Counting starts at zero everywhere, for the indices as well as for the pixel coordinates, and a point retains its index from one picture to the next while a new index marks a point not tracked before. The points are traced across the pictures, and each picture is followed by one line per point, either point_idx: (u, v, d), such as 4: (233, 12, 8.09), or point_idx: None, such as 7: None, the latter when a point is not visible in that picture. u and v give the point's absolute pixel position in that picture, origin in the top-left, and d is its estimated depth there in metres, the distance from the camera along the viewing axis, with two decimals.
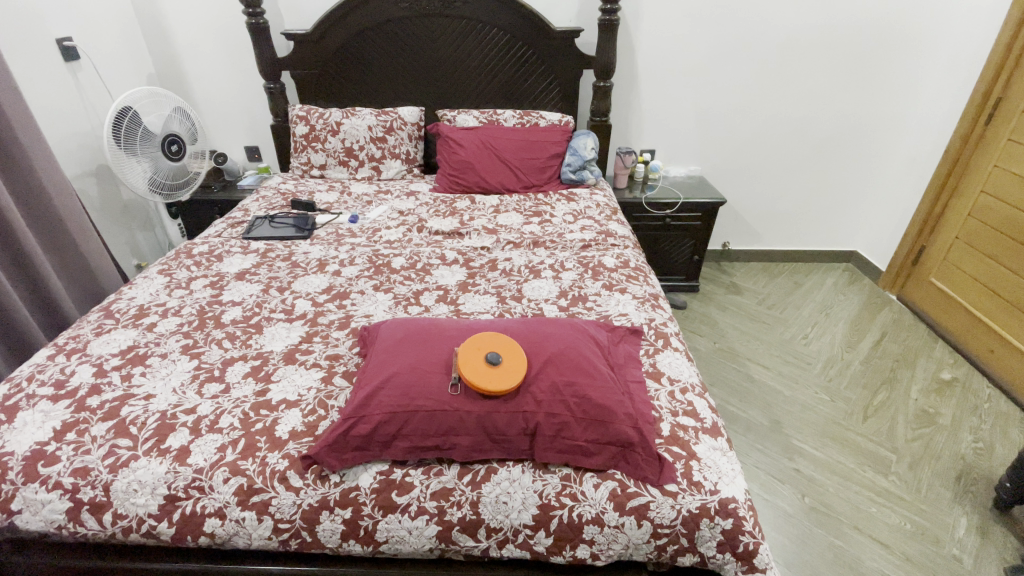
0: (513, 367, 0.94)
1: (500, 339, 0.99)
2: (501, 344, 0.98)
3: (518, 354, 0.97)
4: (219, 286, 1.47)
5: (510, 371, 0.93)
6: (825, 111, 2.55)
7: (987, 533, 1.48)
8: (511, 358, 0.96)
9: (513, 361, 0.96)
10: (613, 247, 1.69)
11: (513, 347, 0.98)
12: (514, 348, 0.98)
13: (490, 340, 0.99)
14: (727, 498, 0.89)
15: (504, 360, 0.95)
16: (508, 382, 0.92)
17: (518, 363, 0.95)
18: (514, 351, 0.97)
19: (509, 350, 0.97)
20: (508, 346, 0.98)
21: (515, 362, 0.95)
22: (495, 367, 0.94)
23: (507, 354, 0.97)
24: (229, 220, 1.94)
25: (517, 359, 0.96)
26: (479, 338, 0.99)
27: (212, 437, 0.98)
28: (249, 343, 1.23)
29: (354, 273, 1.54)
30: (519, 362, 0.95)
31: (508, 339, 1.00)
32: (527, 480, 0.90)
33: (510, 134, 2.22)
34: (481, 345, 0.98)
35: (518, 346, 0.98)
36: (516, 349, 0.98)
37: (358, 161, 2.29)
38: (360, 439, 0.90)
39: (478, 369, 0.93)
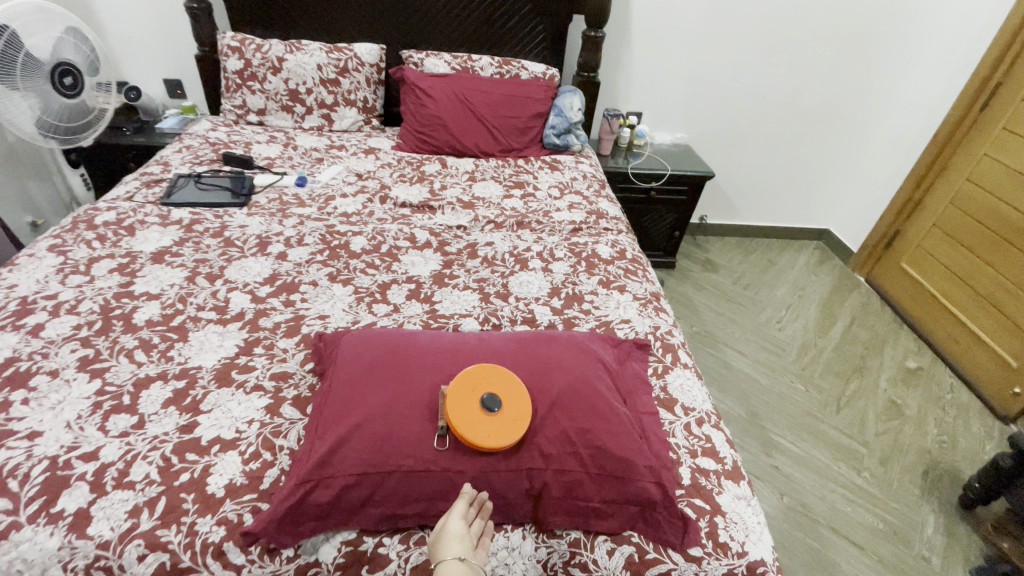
0: (516, 415, 0.76)
1: (498, 373, 0.81)
2: (499, 381, 0.79)
3: (521, 395, 0.79)
4: (131, 271, 1.18)
5: (511, 420, 0.76)
6: (820, 81, 2.40)
7: (953, 532, 1.51)
8: (511, 400, 0.78)
9: (516, 404, 0.77)
10: (606, 232, 1.50)
11: (513, 384, 0.80)
12: (515, 387, 0.79)
13: (486, 375, 0.80)
14: (755, 562, 0.78)
15: (505, 403, 0.77)
16: (510, 435, 0.74)
17: (521, 408, 0.77)
18: (515, 390, 0.79)
19: (510, 390, 0.79)
20: (508, 383, 0.80)
21: (517, 407, 0.77)
22: (493, 414, 0.75)
23: (508, 395, 0.78)
24: (143, 177, 1.58)
25: (519, 402, 0.78)
26: (472, 372, 0.80)
27: (121, 496, 0.76)
28: (169, 355, 0.98)
29: (304, 257, 1.27)
30: (522, 405, 0.78)
31: (508, 374, 0.81)
32: (529, 548, 0.75)
33: (487, 87, 1.92)
34: (475, 383, 0.78)
35: (520, 383, 0.80)
36: (517, 388, 0.79)
37: (305, 107, 1.94)
38: (320, 507, 0.71)
39: (472, 417, 0.75)
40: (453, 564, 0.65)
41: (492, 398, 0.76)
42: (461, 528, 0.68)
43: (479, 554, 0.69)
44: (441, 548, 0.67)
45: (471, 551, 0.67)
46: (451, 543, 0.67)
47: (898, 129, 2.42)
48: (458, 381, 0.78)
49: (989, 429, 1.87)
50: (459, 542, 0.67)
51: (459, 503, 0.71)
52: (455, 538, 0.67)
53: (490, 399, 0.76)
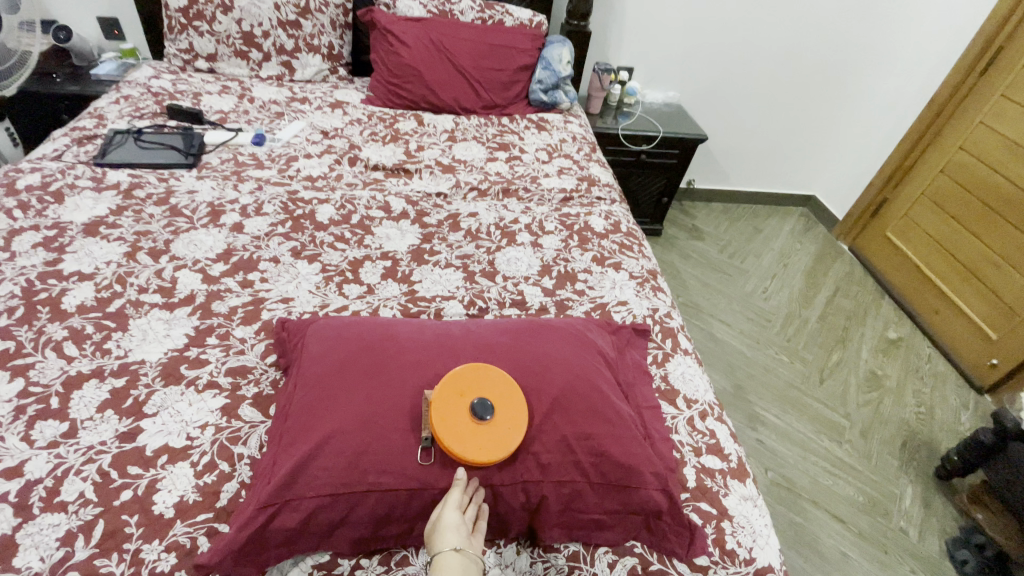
0: (510, 424, 0.67)
1: (491, 373, 0.71)
2: (491, 383, 0.70)
3: (516, 399, 0.69)
4: (60, 246, 1.02)
5: (505, 430, 0.67)
6: (820, 39, 2.27)
7: (929, 504, 1.55)
8: (505, 406, 0.68)
9: (510, 411, 0.68)
10: (598, 201, 1.39)
11: (508, 387, 0.70)
12: (510, 390, 0.70)
13: (476, 377, 0.70)
14: (763, 568, 0.73)
15: (498, 411, 0.68)
16: (503, 447, 0.65)
17: (516, 416, 0.68)
18: (510, 394, 0.69)
19: (504, 394, 0.69)
20: (501, 386, 0.70)
21: (512, 414, 0.68)
22: (485, 425, 0.66)
23: (501, 401, 0.69)
24: (74, 132, 1.38)
25: (514, 409, 0.68)
26: (460, 374, 0.69)
27: (51, 520, 0.65)
28: (106, 348, 0.85)
29: (264, 228, 1.13)
30: (517, 412, 0.68)
31: (501, 376, 0.71)
32: (523, 564, 0.69)
33: (468, 35, 1.73)
34: (464, 386, 0.68)
35: (514, 384, 0.70)
36: (511, 392, 0.70)
37: (261, 53, 1.72)
38: (287, 533, 0.61)
39: (461, 429, 0.65)
40: (450, 557, 0.58)
41: (483, 406, 0.66)
42: (457, 516, 0.61)
43: (477, 544, 0.61)
44: (436, 539, 0.59)
45: (469, 540, 0.60)
46: (447, 533, 0.59)
47: (893, 92, 2.34)
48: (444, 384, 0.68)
49: (964, 399, 1.90)
50: (455, 532, 0.60)
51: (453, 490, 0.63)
52: (451, 528, 0.60)
53: (481, 407, 0.66)
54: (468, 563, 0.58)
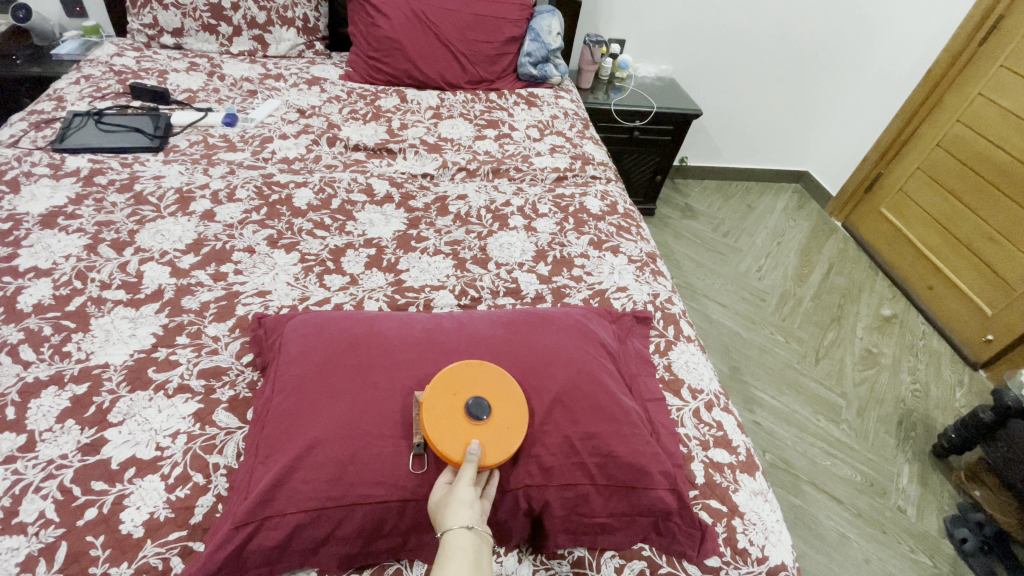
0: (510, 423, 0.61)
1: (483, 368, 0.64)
2: (486, 380, 0.63)
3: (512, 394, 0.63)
4: (12, 240, 0.94)
5: (505, 431, 0.60)
6: (817, 8, 2.19)
7: (927, 481, 1.54)
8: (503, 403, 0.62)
9: (508, 406, 0.62)
10: (593, 181, 1.33)
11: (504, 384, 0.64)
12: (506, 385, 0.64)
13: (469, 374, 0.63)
14: (776, 567, 0.70)
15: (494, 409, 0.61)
16: (505, 450, 0.59)
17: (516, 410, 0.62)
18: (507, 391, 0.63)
19: (500, 391, 0.63)
20: (497, 383, 0.64)
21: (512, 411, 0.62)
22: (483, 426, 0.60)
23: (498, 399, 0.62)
24: (28, 115, 1.27)
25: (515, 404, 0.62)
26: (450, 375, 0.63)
27: (6, 544, 0.59)
28: (67, 351, 0.78)
29: (237, 216, 1.05)
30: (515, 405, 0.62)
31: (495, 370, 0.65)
32: (526, 574, 0.64)
33: (451, 5, 1.63)
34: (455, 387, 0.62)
35: (511, 381, 0.64)
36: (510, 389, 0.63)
37: (231, 27, 1.60)
38: (267, 553, 0.56)
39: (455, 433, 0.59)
40: (463, 531, 0.51)
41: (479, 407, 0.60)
42: (469, 494, 0.54)
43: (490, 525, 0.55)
44: (445, 516, 0.53)
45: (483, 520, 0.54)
46: (459, 510, 0.53)
47: (890, 63, 2.27)
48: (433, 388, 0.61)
49: (959, 375, 1.90)
50: (468, 510, 0.53)
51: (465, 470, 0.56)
52: (464, 504, 0.53)
53: (478, 408, 0.60)
54: (482, 542, 0.51)
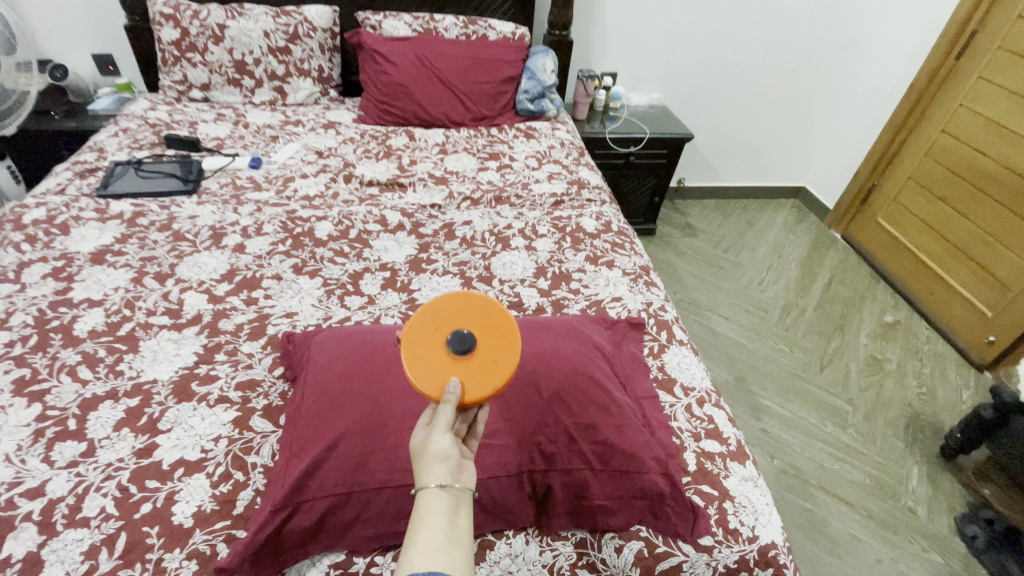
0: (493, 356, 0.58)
1: (470, 300, 0.63)
2: (472, 312, 0.62)
3: (502, 326, 0.61)
4: (68, 276, 1.05)
5: (490, 364, 0.58)
6: (798, 34, 2.32)
7: (936, 482, 1.56)
8: (489, 334, 0.60)
9: (497, 337, 0.60)
10: (589, 203, 1.43)
11: (492, 315, 0.62)
12: (495, 316, 0.62)
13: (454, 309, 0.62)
14: (766, 545, 0.76)
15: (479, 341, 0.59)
16: (488, 381, 0.56)
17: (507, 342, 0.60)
18: (496, 322, 0.61)
19: (488, 323, 0.61)
20: (483, 314, 0.62)
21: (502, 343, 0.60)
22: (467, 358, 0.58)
23: (484, 329, 0.61)
24: (75, 166, 1.42)
25: (504, 335, 0.60)
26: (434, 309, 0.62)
27: (74, 535, 0.68)
28: (119, 370, 0.88)
29: (265, 248, 1.16)
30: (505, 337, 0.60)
31: (482, 302, 0.63)
32: (533, 553, 0.71)
33: (453, 50, 1.78)
34: (437, 323, 0.61)
35: (498, 315, 0.62)
36: (498, 319, 0.62)
37: (254, 80, 1.77)
38: (303, 533, 0.64)
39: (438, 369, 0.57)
40: (434, 491, 0.50)
41: (462, 338, 0.58)
42: (443, 447, 0.52)
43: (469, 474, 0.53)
44: (419, 473, 0.51)
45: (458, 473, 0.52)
46: (432, 468, 0.51)
47: (874, 81, 2.38)
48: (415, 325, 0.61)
49: (966, 378, 1.92)
50: (442, 463, 0.51)
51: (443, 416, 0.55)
52: (437, 458, 0.51)
53: (459, 339, 0.58)
54: (455, 498, 0.50)
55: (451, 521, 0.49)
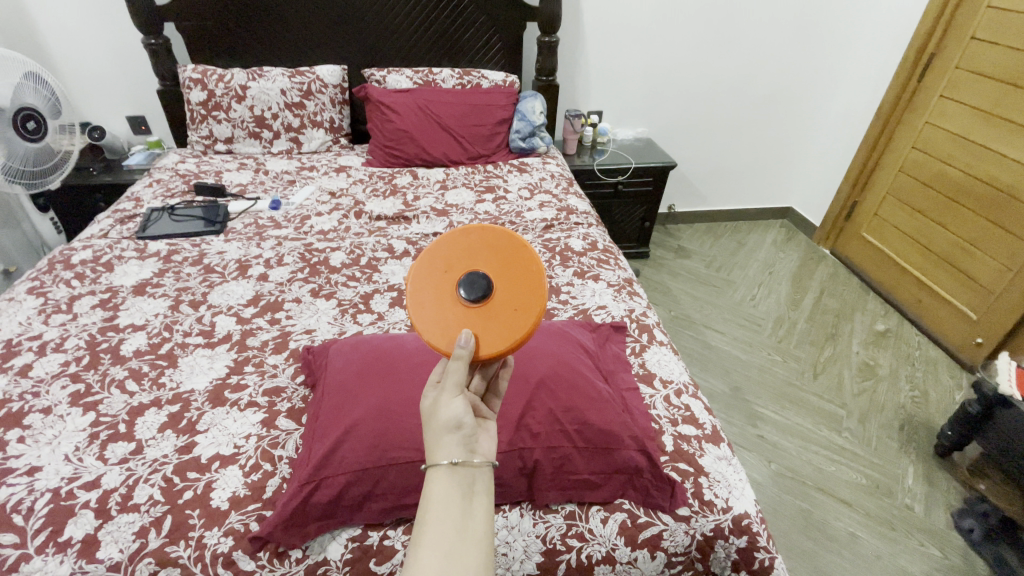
0: (513, 305, 0.64)
1: (491, 242, 0.69)
2: (492, 256, 0.68)
3: (525, 271, 0.67)
4: (113, 306, 1.19)
5: (512, 311, 0.64)
6: (769, 67, 2.50)
7: (933, 480, 1.60)
8: (509, 280, 0.66)
9: (518, 283, 0.66)
10: (577, 226, 1.56)
11: (512, 258, 0.68)
12: (516, 260, 0.67)
13: (470, 249, 0.68)
14: (740, 514, 0.84)
15: (498, 286, 0.65)
16: (512, 329, 0.62)
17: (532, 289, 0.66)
18: (515, 265, 0.67)
19: (509, 267, 0.67)
20: (502, 258, 0.68)
21: (524, 290, 0.66)
22: (486, 305, 0.64)
23: (504, 275, 0.66)
24: (116, 214, 1.59)
25: (526, 281, 0.66)
26: (449, 249, 0.69)
27: (126, 519, 0.78)
28: (161, 382, 1.00)
29: (285, 276, 1.30)
30: (530, 284, 0.66)
31: (503, 245, 0.68)
32: (527, 525, 0.80)
33: (449, 98, 1.97)
34: (450, 264, 0.68)
35: (513, 263, 0.67)
36: (518, 263, 0.67)
37: (272, 132, 1.96)
38: (324, 506, 0.75)
39: (455, 316, 0.64)
40: (444, 472, 0.51)
41: (477, 283, 0.65)
42: (453, 420, 0.54)
43: (480, 446, 0.55)
44: (429, 449, 0.53)
45: (469, 450, 0.54)
46: (442, 445, 0.53)
47: (845, 106, 2.54)
48: (429, 269, 0.68)
49: (958, 380, 1.97)
50: (454, 436, 0.54)
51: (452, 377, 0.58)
52: (449, 430, 0.54)
53: (478, 293, 0.64)
54: (466, 477, 0.52)
55: (463, 499, 0.51)
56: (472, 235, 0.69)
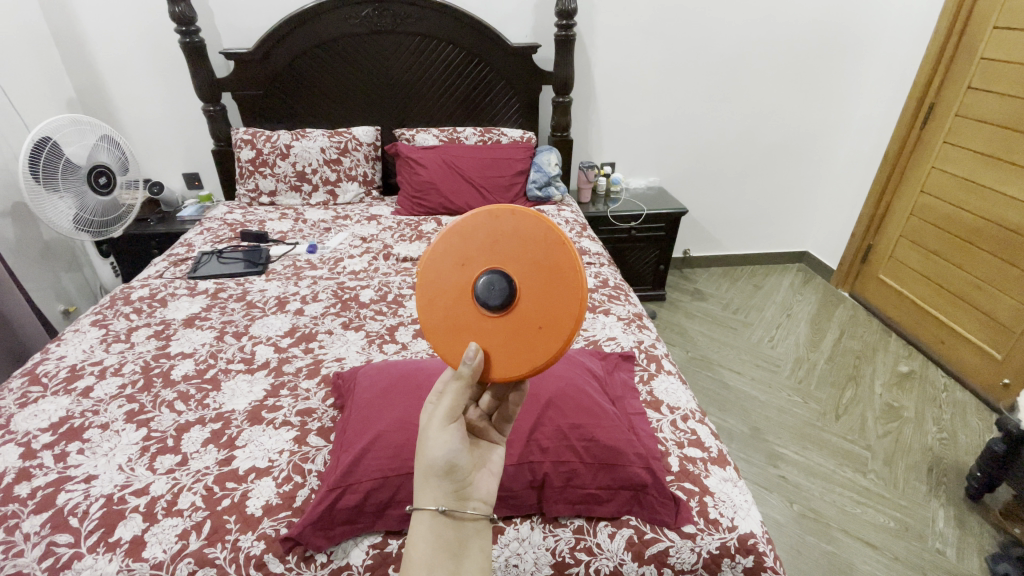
0: (538, 325, 0.63)
1: (521, 234, 0.65)
2: (519, 253, 0.65)
3: (564, 272, 0.64)
4: (166, 336, 1.32)
5: (536, 329, 0.63)
6: (775, 119, 2.62)
7: (964, 524, 1.54)
8: (538, 287, 0.64)
9: (551, 291, 0.64)
10: (589, 265, 1.66)
11: (544, 258, 0.64)
12: (552, 260, 0.64)
13: (496, 242, 0.65)
14: (746, 534, 0.86)
15: (524, 289, 0.64)
16: (532, 351, 0.62)
17: (567, 296, 0.64)
18: (547, 269, 0.64)
19: (541, 268, 0.64)
20: (532, 257, 0.64)
21: (557, 297, 0.64)
22: (510, 314, 0.63)
23: (533, 278, 0.64)
24: (170, 258, 1.75)
25: (562, 288, 0.64)
26: (471, 239, 0.66)
27: (171, 522, 0.85)
28: (206, 403, 1.10)
29: (319, 311, 1.42)
30: (564, 291, 0.64)
31: (533, 241, 0.65)
32: (537, 538, 0.84)
33: (471, 153, 2.14)
34: (467, 258, 0.66)
35: (547, 271, 0.64)
36: (550, 265, 0.64)
37: (311, 186, 2.16)
38: (349, 511, 0.82)
39: (475, 324, 0.64)
40: (431, 519, 0.56)
41: (502, 288, 0.63)
42: (444, 464, 0.58)
43: (471, 490, 0.60)
44: (419, 494, 0.58)
45: (458, 497, 0.59)
46: (431, 491, 0.58)
47: (852, 154, 2.63)
48: (443, 258, 0.67)
49: (987, 422, 1.92)
50: (440, 483, 0.58)
51: (446, 403, 0.60)
52: (436, 475, 0.58)
53: (502, 305, 0.63)
54: (455, 525, 0.57)
55: (453, 545, 0.56)
56: (499, 220, 0.66)
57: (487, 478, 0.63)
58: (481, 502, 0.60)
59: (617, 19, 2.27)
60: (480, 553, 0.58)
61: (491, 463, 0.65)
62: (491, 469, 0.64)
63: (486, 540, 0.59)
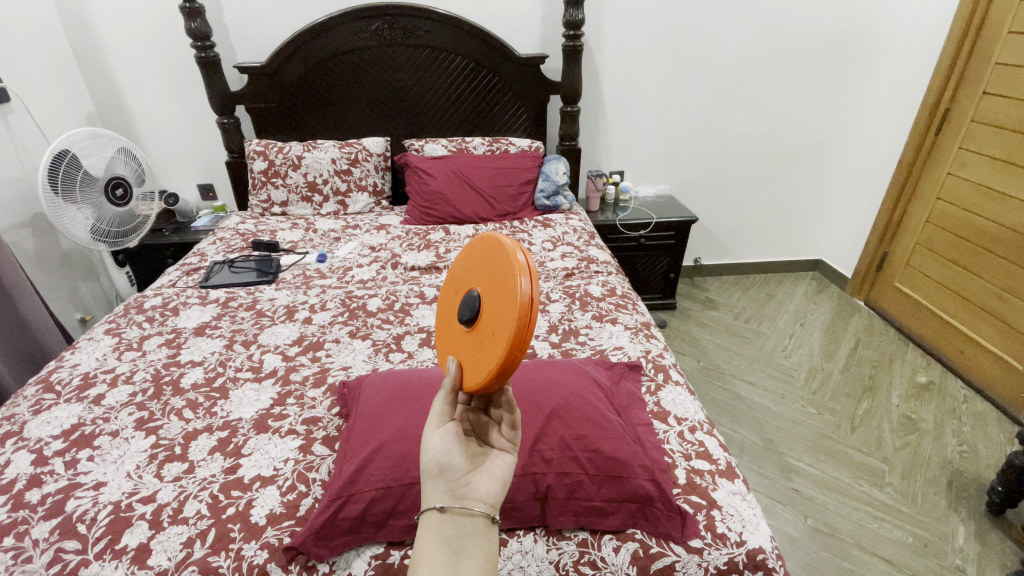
0: (491, 331, 0.65)
1: (487, 257, 0.74)
2: (483, 271, 0.74)
3: (506, 280, 0.65)
4: (176, 345, 1.34)
5: (489, 337, 0.65)
6: (785, 126, 2.60)
7: (985, 540, 1.50)
8: (491, 295, 0.69)
9: (498, 300, 0.66)
10: (597, 274, 1.65)
11: (494, 268, 0.70)
12: (500, 268, 0.69)
13: (472, 270, 0.78)
14: (755, 549, 0.84)
15: (485, 303, 0.70)
16: (485, 357, 0.64)
17: (507, 299, 0.64)
18: (497, 278, 0.69)
19: (495, 278, 0.69)
20: (488, 271, 0.72)
21: (503, 302, 0.65)
22: (478, 328, 0.69)
23: (490, 290, 0.70)
24: (183, 267, 1.78)
25: (506, 295, 0.64)
26: (464, 271, 0.81)
27: (176, 529, 0.86)
28: (214, 411, 1.11)
29: (327, 320, 1.43)
30: (506, 298, 0.64)
31: (489, 256, 0.73)
32: (541, 550, 0.83)
33: (480, 162, 2.16)
34: (462, 288, 0.81)
35: (496, 280, 0.68)
36: (498, 272, 0.69)
37: (322, 196, 2.19)
38: (351, 521, 0.82)
39: (460, 341, 0.73)
40: (433, 518, 0.60)
41: (469, 304, 0.72)
42: (435, 464, 0.63)
43: (469, 490, 0.63)
44: (422, 496, 0.62)
45: (456, 496, 0.62)
46: (431, 493, 0.62)
47: (865, 161, 2.60)
48: (453, 295, 0.84)
49: (1009, 434, 1.86)
50: (439, 485, 0.63)
51: (436, 408, 0.68)
52: (434, 476, 0.63)
53: (470, 318, 0.71)
54: (454, 522, 0.60)
55: (453, 542, 0.58)
56: (477, 252, 0.78)
57: (489, 481, 0.65)
58: (479, 501, 0.62)
59: (625, 28, 2.28)
60: (481, 550, 0.59)
61: (496, 467, 0.67)
62: (495, 472, 0.66)
63: (487, 539, 0.60)
